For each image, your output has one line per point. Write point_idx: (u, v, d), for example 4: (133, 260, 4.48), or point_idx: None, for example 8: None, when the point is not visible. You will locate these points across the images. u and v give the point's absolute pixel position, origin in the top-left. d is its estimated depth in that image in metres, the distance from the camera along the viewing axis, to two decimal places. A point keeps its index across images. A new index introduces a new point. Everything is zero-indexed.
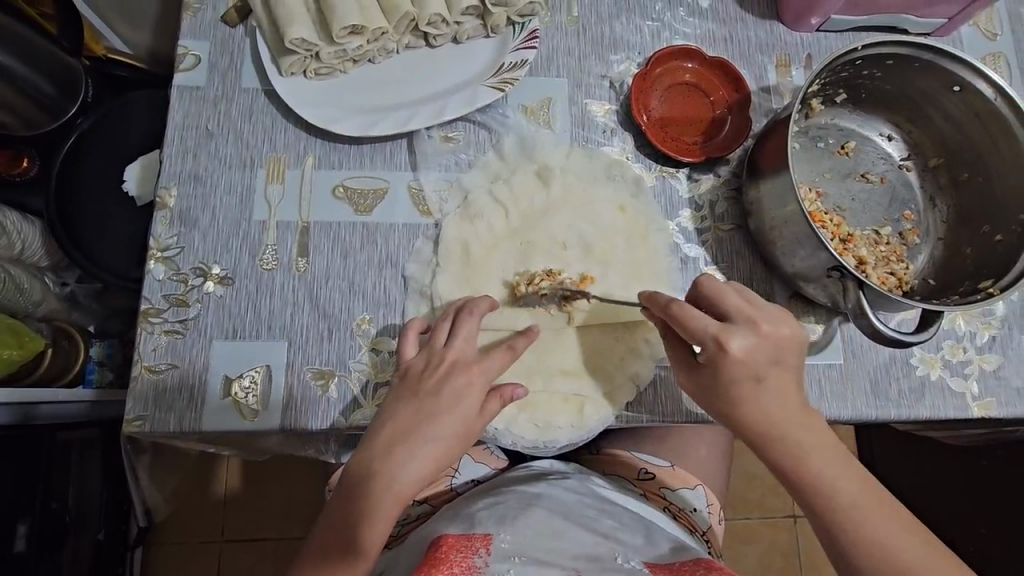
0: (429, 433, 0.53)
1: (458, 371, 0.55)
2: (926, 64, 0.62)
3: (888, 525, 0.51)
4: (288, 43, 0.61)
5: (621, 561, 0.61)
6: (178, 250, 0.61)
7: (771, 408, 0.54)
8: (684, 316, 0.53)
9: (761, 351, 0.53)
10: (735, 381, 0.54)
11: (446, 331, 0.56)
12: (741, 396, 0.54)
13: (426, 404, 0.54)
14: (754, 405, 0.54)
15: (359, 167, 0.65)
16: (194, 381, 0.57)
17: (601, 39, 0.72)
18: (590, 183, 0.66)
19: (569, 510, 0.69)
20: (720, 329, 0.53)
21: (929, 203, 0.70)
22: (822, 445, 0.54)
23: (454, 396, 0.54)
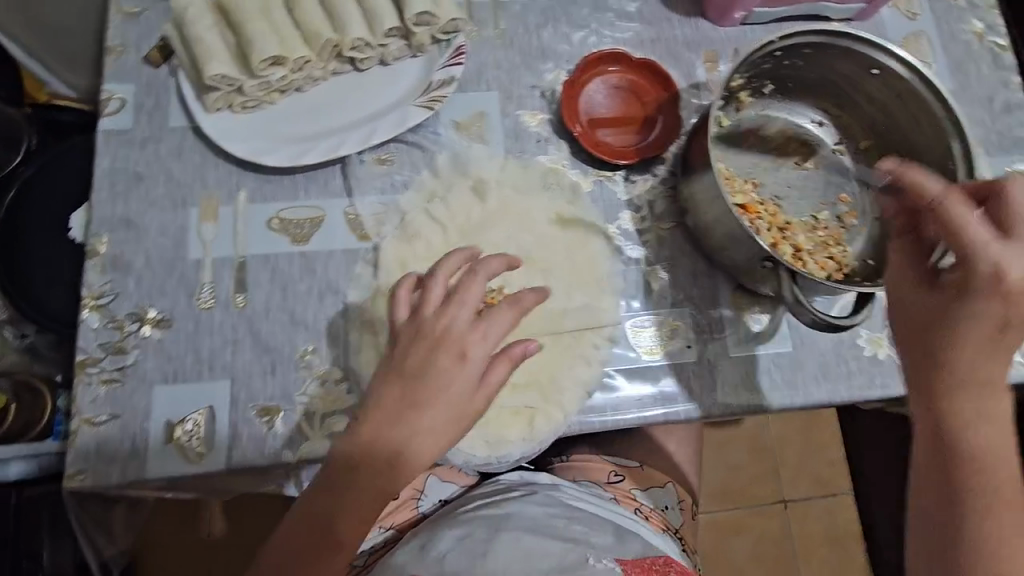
0: (425, 416, 0.50)
1: (444, 349, 0.51)
2: (842, 50, 0.63)
3: (978, 492, 0.47)
4: (207, 80, 0.60)
5: (591, 562, 0.64)
6: (113, 296, 0.60)
7: (981, 365, 0.47)
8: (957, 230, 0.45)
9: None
10: (973, 316, 0.46)
11: (437, 295, 0.53)
12: (956, 342, 0.47)
13: (420, 388, 0.51)
14: (957, 349, 0.47)
15: (293, 197, 0.64)
16: (135, 429, 0.56)
17: (529, 50, 0.73)
18: (526, 193, 0.66)
19: (537, 522, 0.69)
20: (1000, 251, 0.45)
21: (864, 184, 0.71)
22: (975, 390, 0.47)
23: (438, 376, 0.51)
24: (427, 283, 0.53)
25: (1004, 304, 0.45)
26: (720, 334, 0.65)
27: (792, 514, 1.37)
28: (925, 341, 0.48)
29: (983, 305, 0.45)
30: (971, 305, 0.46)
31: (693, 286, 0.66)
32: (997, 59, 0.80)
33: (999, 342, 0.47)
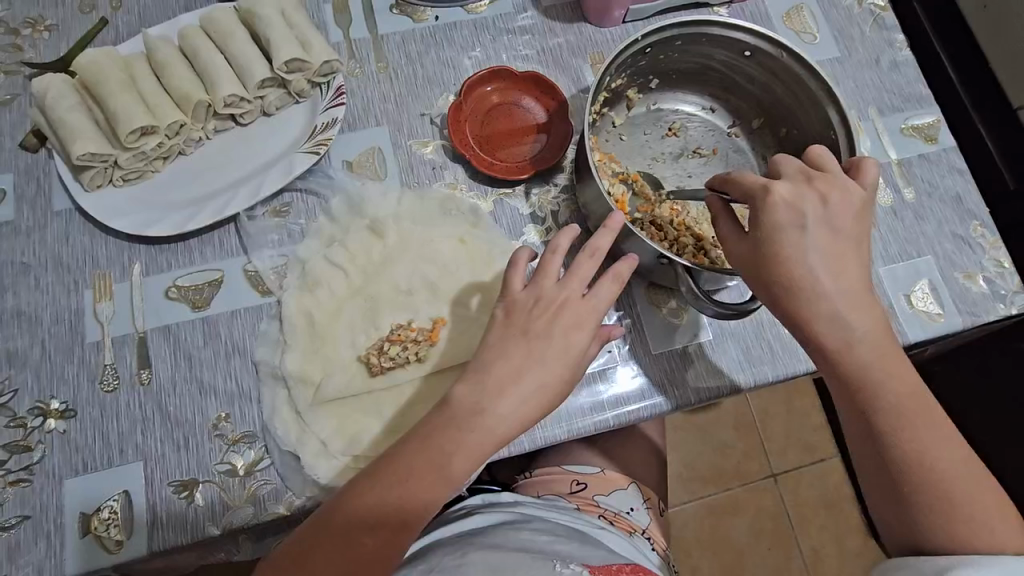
0: (546, 377, 0.51)
1: (568, 311, 0.52)
2: (711, 37, 0.64)
3: (905, 430, 0.50)
4: (77, 160, 0.59)
5: (560, 567, 0.64)
6: (12, 393, 0.58)
7: (825, 287, 0.50)
8: (730, 178, 0.53)
9: (806, 210, 0.50)
10: (784, 235, 0.50)
11: (558, 265, 0.54)
12: (789, 270, 0.50)
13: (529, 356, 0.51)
14: (791, 272, 0.50)
15: (189, 263, 0.63)
16: (49, 527, 0.55)
17: (415, 79, 0.73)
18: (427, 222, 0.66)
19: (499, 546, 0.67)
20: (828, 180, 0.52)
21: (762, 162, 0.72)
22: (858, 327, 0.50)
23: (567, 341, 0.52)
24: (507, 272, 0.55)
25: (794, 222, 0.50)
26: (639, 334, 0.65)
27: (785, 485, 1.36)
28: (783, 279, 0.50)
29: (774, 212, 0.50)
30: (766, 216, 0.50)
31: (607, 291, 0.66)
32: (879, 19, 0.81)
33: (830, 257, 0.51)
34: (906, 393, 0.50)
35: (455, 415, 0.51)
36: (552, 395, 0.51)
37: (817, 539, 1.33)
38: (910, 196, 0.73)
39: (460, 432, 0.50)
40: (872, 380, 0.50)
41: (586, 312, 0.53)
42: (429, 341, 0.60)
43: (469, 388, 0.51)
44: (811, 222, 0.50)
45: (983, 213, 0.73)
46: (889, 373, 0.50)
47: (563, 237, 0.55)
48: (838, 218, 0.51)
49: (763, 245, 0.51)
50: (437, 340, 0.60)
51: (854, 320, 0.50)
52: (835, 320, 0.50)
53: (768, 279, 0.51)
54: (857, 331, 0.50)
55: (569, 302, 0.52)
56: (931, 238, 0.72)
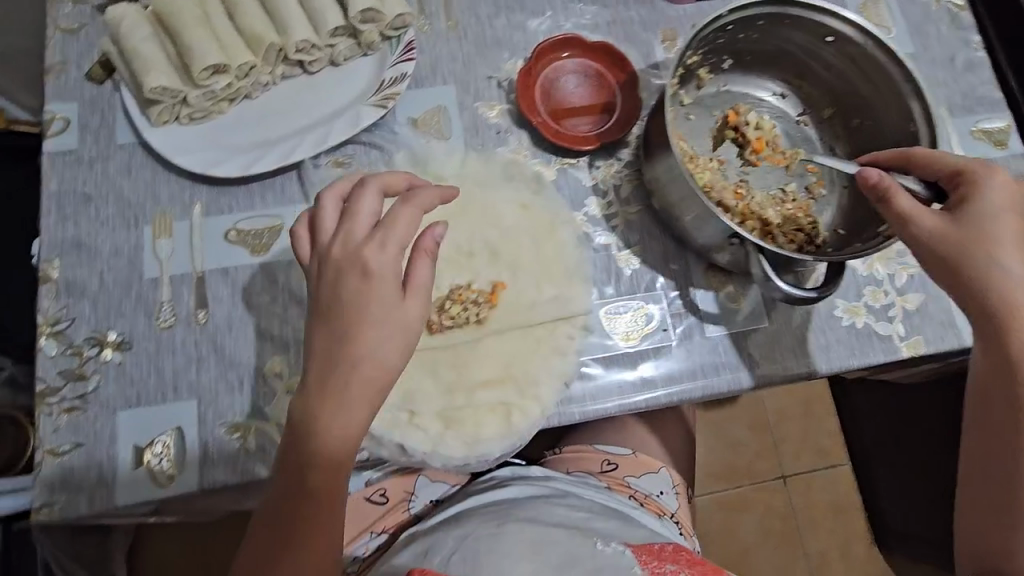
0: (369, 341, 0.49)
1: (367, 264, 0.50)
2: (795, 19, 0.62)
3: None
4: (148, 93, 0.59)
5: (599, 544, 0.63)
6: (69, 322, 0.58)
7: (1012, 275, 0.52)
8: (922, 159, 0.56)
9: (1008, 198, 0.54)
10: (992, 220, 0.53)
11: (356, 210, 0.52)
12: (987, 251, 0.52)
13: (341, 319, 0.50)
14: (986, 260, 0.52)
15: (250, 207, 0.63)
16: (101, 457, 0.55)
17: (484, 41, 0.71)
18: (490, 185, 0.65)
19: (539, 518, 0.67)
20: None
21: (829, 153, 0.70)
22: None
23: (372, 299, 0.49)
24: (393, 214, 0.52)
25: (1001, 207, 0.53)
26: (696, 315, 0.64)
27: (796, 488, 1.36)
28: (976, 258, 0.52)
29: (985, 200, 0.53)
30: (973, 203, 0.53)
31: (665, 270, 0.65)
32: (956, 19, 0.79)
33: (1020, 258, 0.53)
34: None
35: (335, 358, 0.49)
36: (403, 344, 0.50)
37: (824, 542, 1.33)
38: None
39: (352, 372, 0.49)
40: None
41: (372, 259, 0.50)
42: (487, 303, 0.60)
43: (336, 338, 0.49)
44: (1011, 211, 0.53)
45: None
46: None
47: (363, 192, 0.51)
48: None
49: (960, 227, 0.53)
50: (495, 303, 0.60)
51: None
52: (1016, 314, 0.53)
53: (957, 254, 0.52)
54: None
55: (355, 254, 0.50)
56: None
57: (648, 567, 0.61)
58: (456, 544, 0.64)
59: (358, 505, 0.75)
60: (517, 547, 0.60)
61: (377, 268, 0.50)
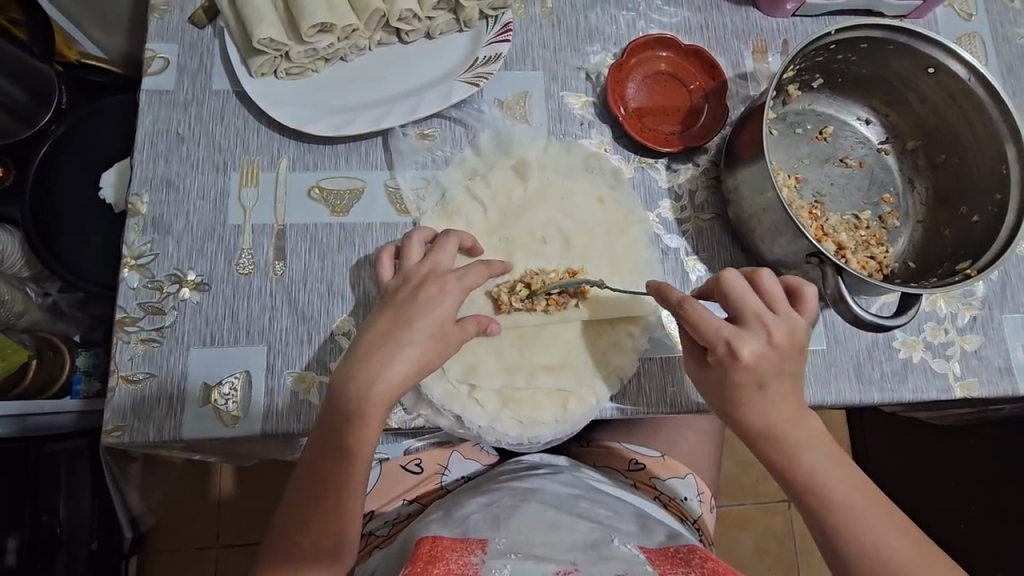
0: (406, 338, 0.53)
1: (429, 281, 0.55)
2: (899, 47, 0.62)
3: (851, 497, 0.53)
4: (256, 44, 0.60)
5: (616, 543, 0.59)
6: (152, 257, 0.60)
7: (772, 411, 0.54)
8: (694, 316, 0.53)
9: (770, 360, 0.53)
10: (739, 387, 0.53)
11: (418, 249, 0.57)
12: (746, 401, 0.53)
13: (399, 313, 0.54)
14: (753, 407, 0.54)
15: (334, 167, 0.64)
16: (172, 390, 0.57)
17: (577, 31, 0.71)
18: (567, 175, 0.66)
19: (561, 501, 0.65)
20: (749, 330, 0.53)
21: (908, 184, 0.70)
22: (812, 445, 0.54)
23: (428, 301, 0.54)
24: (442, 238, 0.58)
25: (729, 344, 0.52)
26: None
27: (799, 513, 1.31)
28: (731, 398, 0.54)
29: (738, 376, 0.53)
30: (754, 359, 0.52)
31: None
32: None
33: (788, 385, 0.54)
34: (859, 505, 0.53)
35: (389, 333, 0.54)
36: (440, 349, 0.54)
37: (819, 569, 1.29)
38: None
39: (397, 354, 0.53)
40: (815, 485, 0.53)
41: (450, 280, 0.55)
42: (578, 295, 0.61)
43: (395, 322, 0.54)
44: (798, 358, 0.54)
45: None
46: (826, 470, 0.54)
47: (450, 240, 0.58)
48: (766, 361, 0.52)
49: (726, 383, 0.54)
50: (588, 295, 0.62)
51: (808, 440, 0.54)
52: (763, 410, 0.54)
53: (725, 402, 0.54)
54: (800, 438, 0.54)
55: (436, 275, 0.55)
56: None
57: (661, 570, 0.56)
58: (478, 507, 0.63)
59: (393, 471, 0.74)
60: (537, 528, 0.59)
61: (453, 285, 0.55)
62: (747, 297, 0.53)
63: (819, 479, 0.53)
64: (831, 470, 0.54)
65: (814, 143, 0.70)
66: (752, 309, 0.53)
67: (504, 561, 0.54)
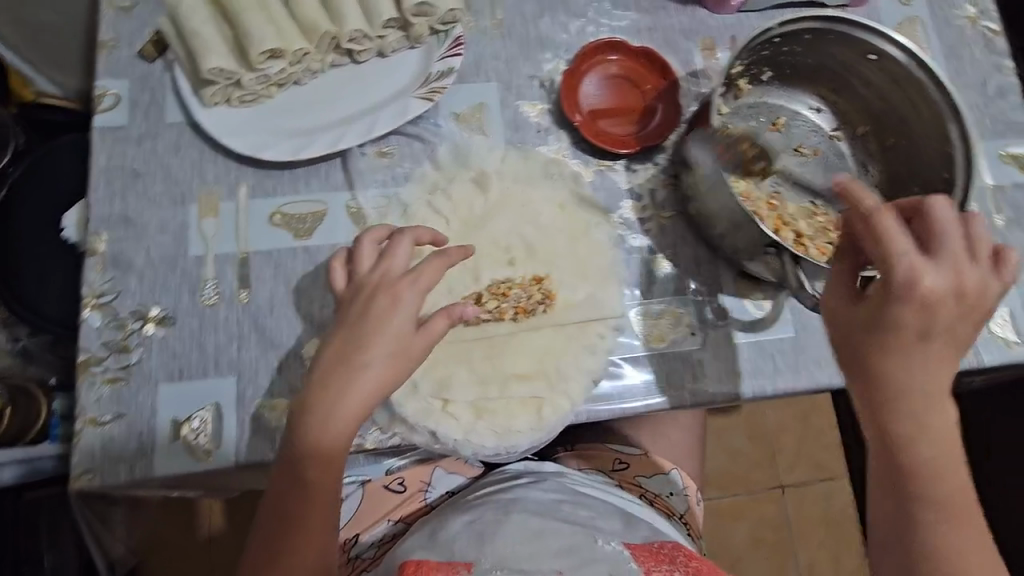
0: (363, 361, 0.53)
1: (381, 293, 0.55)
2: (840, 36, 0.64)
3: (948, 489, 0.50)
4: (205, 74, 0.60)
5: (601, 544, 0.60)
6: (114, 294, 0.59)
7: (917, 376, 0.49)
8: (881, 227, 0.48)
9: (949, 301, 0.48)
10: (895, 326, 0.49)
11: (369, 257, 0.57)
12: (877, 350, 0.50)
13: (352, 333, 0.54)
14: (893, 365, 0.50)
15: (294, 192, 0.64)
16: (141, 428, 0.56)
17: (528, 40, 0.72)
18: (528, 183, 0.67)
19: (546, 509, 0.65)
20: (936, 263, 0.48)
21: (862, 169, 0.72)
22: (936, 429, 0.50)
23: (380, 318, 0.54)
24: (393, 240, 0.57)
25: (923, 270, 0.47)
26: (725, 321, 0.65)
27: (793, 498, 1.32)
28: (873, 345, 0.50)
29: (900, 312, 0.48)
30: (929, 291, 0.47)
31: (696, 275, 0.66)
32: (990, 43, 0.80)
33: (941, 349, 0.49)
34: (956, 495, 0.50)
35: (342, 355, 0.53)
36: (398, 368, 0.53)
37: (816, 553, 1.30)
38: (1000, 223, 0.73)
39: (352, 382, 0.52)
40: (939, 470, 0.50)
41: (405, 290, 0.55)
42: (546, 302, 0.62)
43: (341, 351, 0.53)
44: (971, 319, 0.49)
45: None
46: (942, 462, 0.50)
47: (406, 238, 0.58)
48: (933, 306, 0.48)
49: (883, 315, 0.49)
50: (555, 300, 0.62)
51: (934, 424, 0.50)
52: (901, 385, 0.49)
53: (856, 344, 0.51)
54: (936, 420, 0.50)
55: (388, 286, 0.55)
56: None
57: (645, 567, 0.58)
58: (463, 527, 0.63)
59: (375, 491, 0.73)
60: (521, 540, 0.59)
61: (405, 299, 0.54)
62: (948, 228, 0.49)
63: (937, 467, 0.50)
64: (948, 455, 0.50)
65: (768, 134, 0.72)
66: (939, 242, 0.49)
67: None
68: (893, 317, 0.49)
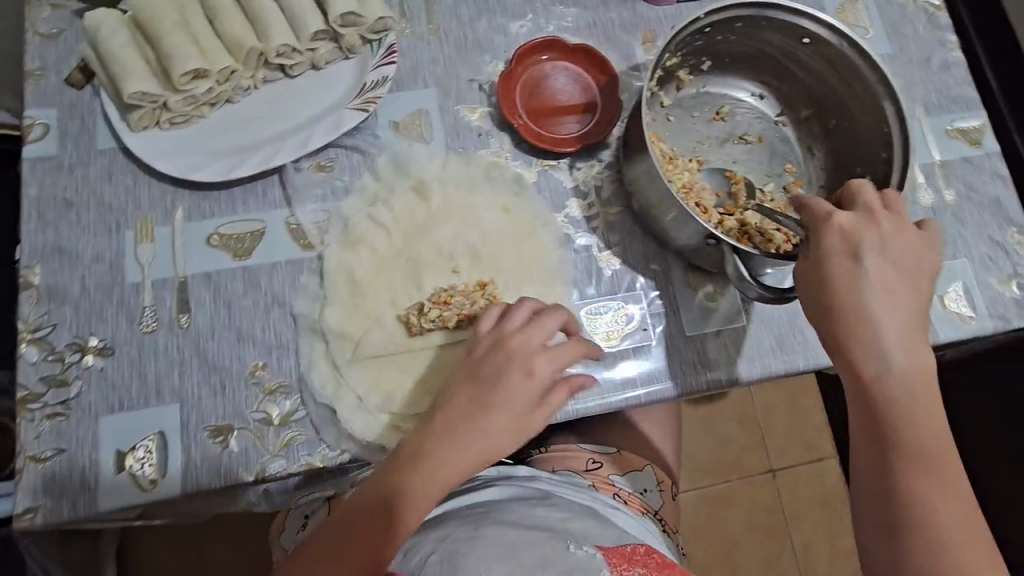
0: (493, 410, 0.54)
1: (517, 357, 0.55)
2: (770, 21, 0.64)
3: (928, 464, 0.51)
4: (129, 98, 0.60)
5: (573, 547, 0.60)
6: (50, 328, 0.58)
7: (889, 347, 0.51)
8: (817, 213, 0.53)
9: (886, 260, 0.52)
10: (835, 275, 0.52)
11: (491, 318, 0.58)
12: (846, 320, 0.52)
13: (485, 394, 0.55)
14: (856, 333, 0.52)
15: (231, 212, 0.63)
16: (83, 462, 0.55)
17: (465, 43, 0.71)
18: (471, 188, 0.66)
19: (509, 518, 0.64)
20: (864, 228, 0.53)
21: (807, 153, 0.71)
22: (916, 400, 0.51)
23: (508, 382, 0.55)
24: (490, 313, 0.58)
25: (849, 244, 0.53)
26: (675, 314, 0.65)
27: (783, 484, 1.31)
28: (844, 317, 0.52)
29: (833, 265, 0.52)
30: (859, 236, 0.52)
31: (643, 271, 0.66)
32: (932, 18, 0.80)
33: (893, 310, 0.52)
34: (931, 462, 0.51)
35: (488, 405, 0.54)
36: (518, 425, 0.55)
37: (809, 536, 1.29)
38: (951, 198, 0.73)
39: (458, 442, 0.54)
40: (910, 442, 0.51)
41: (531, 355, 0.55)
42: (490, 307, 0.61)
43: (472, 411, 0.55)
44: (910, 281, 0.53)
45: (1020, 220, 0.73)
46: (920, 430, 0.51)
47: (526, 305, 0.58)
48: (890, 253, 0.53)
49: (821, 278, 0.53)
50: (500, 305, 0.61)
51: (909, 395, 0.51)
52: (876, 353, 0.51)
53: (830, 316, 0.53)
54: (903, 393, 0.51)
55: (517, 352, 0.55)
56: (967, 243, 0.71)
57: (615, 567, 0.59)
58: (433, 545, 0.60)
59: None
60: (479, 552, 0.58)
61: (498, 371, 0.55)
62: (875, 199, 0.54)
63: (917, 438, 0.51)
64: (924, 422, 0.51)
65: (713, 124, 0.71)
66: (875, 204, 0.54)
67: None
68: (844, 273, 0.52)
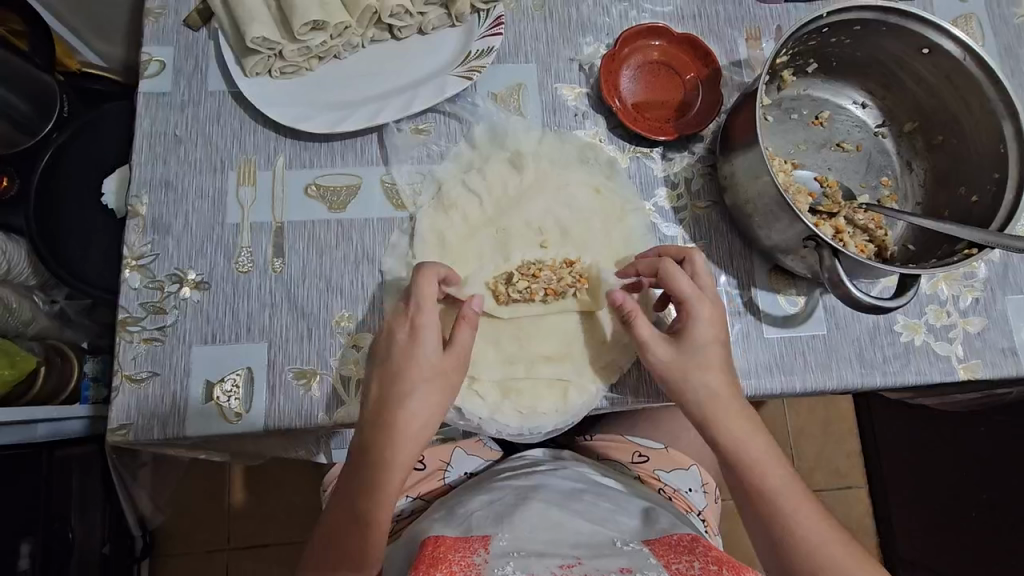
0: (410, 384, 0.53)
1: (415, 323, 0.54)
2: (892, 28, 0.62)
3: (808, 519, 0.53)
4: (249, 43, 0.61)
5: (619, 544, 0.57)
6: (153, 257, 0.61)
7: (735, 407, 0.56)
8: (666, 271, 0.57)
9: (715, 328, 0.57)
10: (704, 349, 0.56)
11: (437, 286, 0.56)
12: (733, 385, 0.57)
13: (391, 365, 0.54)
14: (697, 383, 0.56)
15: (330, 164, 0.64)
16: (174, 388, 0.57)
17: (569, 22, 0.71)
18: (564, 167, 0.66)
19: (565, 497, 0.65)
20: (693, 296, 0.56)
21: (906, 167, 0.70)
22: (771, 463, 0.55)
23: (407, 347, 0.54)
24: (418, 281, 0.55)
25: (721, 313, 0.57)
26: (755, 315, 0.65)
27: None
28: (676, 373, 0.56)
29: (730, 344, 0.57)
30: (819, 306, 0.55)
31: (727, 268, 0.65)
32: None
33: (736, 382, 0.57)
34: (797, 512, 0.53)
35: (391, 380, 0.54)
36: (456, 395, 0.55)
37: None
38: None
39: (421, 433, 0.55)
40: (780, 499, 0.54)
41: (420, 317, 0.54)
42: (576, 286, 0.62)
43: (384, 383, 0.54)
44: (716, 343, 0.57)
45: None
46: (790, 490, 0.54)
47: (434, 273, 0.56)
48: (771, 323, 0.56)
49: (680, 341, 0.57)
50: (586, 285, 0.62)
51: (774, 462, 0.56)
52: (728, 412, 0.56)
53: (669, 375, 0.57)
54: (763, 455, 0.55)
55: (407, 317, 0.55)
56: None
57: (665, 560, 0.53)
58: (491, 513, 0.61)
59: None
60: (539, 525, 0.58)
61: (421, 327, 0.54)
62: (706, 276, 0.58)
63: (790, 497, 0.54)
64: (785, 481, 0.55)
65: (810, 127, 0.70)
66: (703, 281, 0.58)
67: (507, 560, 0.51)
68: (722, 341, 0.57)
